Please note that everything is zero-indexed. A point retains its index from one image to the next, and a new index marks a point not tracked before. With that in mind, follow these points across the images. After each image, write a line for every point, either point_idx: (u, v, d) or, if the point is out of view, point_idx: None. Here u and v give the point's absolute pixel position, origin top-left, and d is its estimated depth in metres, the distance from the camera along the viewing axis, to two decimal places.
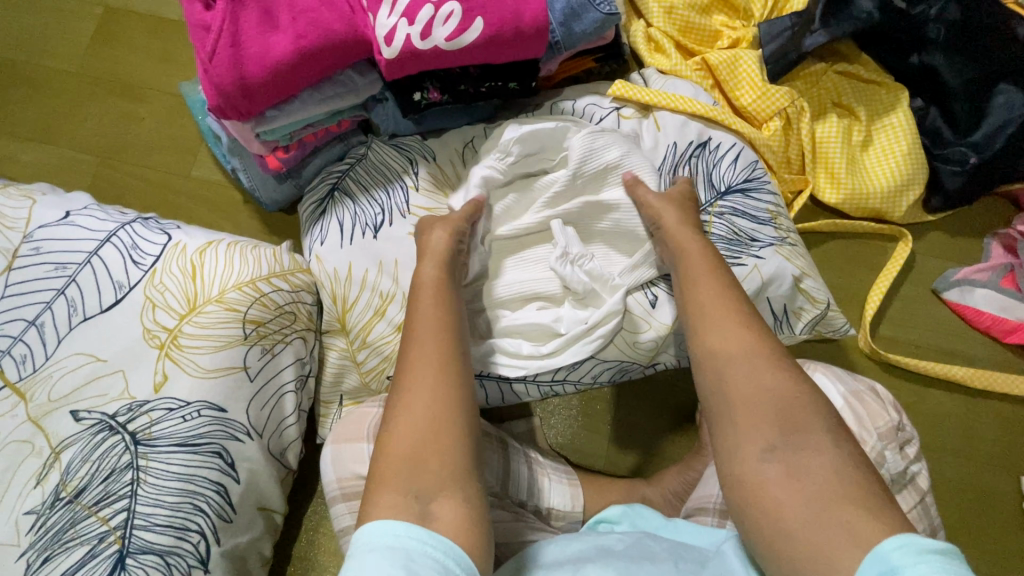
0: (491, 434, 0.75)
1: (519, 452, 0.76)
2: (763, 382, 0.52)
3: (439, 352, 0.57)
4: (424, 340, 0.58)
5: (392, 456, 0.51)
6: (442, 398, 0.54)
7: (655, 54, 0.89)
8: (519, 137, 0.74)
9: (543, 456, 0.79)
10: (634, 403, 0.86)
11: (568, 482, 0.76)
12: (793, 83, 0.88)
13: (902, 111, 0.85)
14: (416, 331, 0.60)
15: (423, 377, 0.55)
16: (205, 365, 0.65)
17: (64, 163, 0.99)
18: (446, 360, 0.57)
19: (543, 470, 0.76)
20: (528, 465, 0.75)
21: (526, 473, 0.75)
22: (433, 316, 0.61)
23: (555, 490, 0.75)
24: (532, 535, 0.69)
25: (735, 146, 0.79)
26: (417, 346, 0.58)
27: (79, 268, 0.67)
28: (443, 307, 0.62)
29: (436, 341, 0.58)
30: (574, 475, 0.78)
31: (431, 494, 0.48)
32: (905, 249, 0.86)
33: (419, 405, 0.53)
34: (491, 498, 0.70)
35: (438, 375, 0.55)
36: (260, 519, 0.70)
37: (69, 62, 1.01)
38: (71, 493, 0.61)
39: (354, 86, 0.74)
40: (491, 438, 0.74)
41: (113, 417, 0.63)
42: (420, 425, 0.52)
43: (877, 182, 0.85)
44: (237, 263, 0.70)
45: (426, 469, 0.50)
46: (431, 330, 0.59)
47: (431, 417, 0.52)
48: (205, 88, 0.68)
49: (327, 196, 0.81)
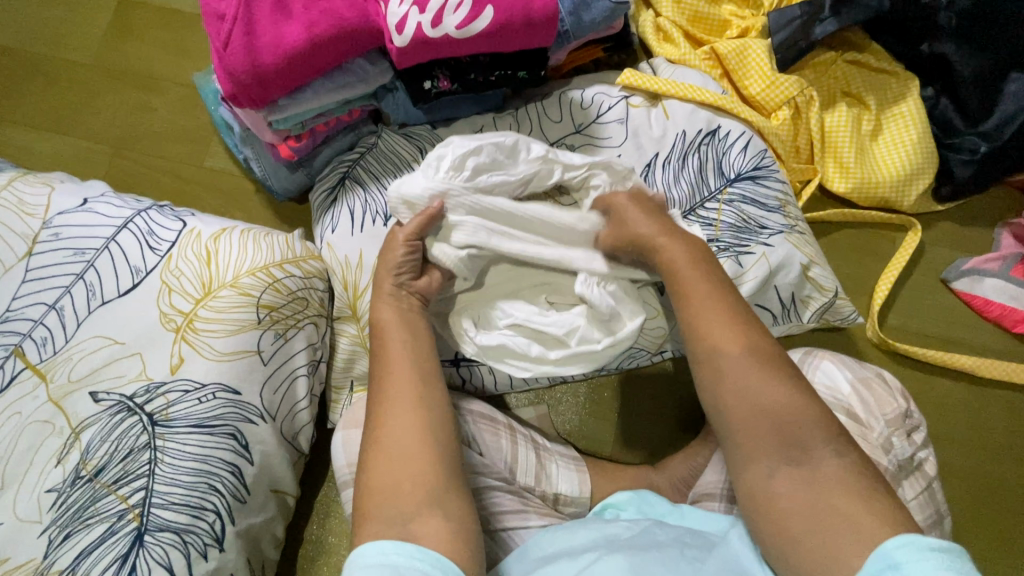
0: (499, 418, 0.76)
1: (527, 439, 0.77)
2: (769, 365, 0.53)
3: (410, 390, 0.59)
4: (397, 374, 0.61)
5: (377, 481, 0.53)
6: (416, 434, 0.56)
7: (664, 43, 0.89)
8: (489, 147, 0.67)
9: (551, 443, 0.80)
10: (640, 391, 0.87)
11: (576, 468, 0.77)
12: (802, 73, 0.88)
13: (912, 100, 0.85)
14: (384, 370, 0.61)
15: (394, 417, 0.57)
16: (220, 349, 0.67)
17: (79, 153, 1.00)
18: (418, 398, 0.59)
19: (551, 456, 0.77)
20: (535, 452, 0.76)
21: (534, 459, 0.75)
22: (399, 350, 0.62)
23: (563, 475, 0.76)
24: (539, 520, 0.70)
25: (744, 134, 0.80)
26: (386, 386, 0.60)
27: (97, 253, 0.69)
28: (410, 345, 0.63)
29: (405, 380, 0.60)
30: (581, 461, 0.79)
31: (409, 517, 0.51)
32: (914, 238, 0.85)
33: (393, 444, 0.55)
34: (499, 483, 0.71)
35: (411, 413, 0.57)
36: (273, 501, 0.72)
37: (84, 54, 1.03)
38: (90, 471, 0.63)
39: (365, 75, 0.75)
40: (500, 421, 0.76)
41: (131, 399, 0.65)
42: (395, 456, 0.55)
43: (886, 172, 0.84)
44: (250, 250, 0.72)
45: (402, 492, 0.53)
46: (404, 363, 0.61)
47: (405, 453, 0.55)
48: (220, 77, 0.69)
49: (338, 184, 0.82)
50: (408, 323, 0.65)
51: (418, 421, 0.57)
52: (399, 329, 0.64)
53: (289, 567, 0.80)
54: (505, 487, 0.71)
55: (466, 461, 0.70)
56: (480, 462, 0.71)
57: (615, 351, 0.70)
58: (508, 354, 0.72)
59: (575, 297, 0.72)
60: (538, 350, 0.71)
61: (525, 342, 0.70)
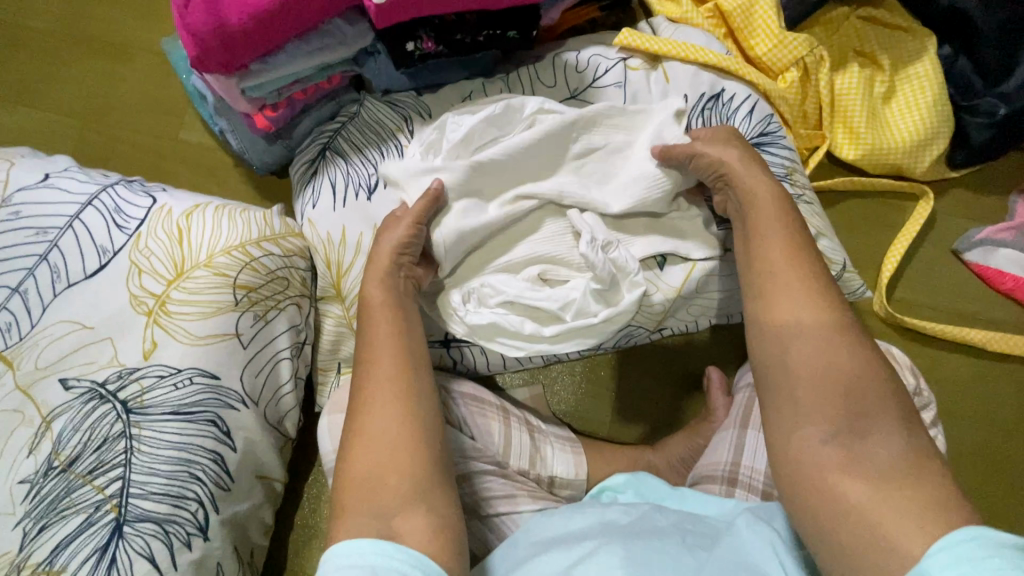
0: (491, 400, 0.73)
1: (521, 421, 0.74)
2: (792, 355, 0.50)
3: (390, 382, 0.56)
4: (384, 357, 0.58)
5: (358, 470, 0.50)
6: (397, 425, 0.53)
7: (665, 1, 0.83)
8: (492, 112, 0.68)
9: (547, 424, 0.77)
10: (639, 368, 0.84)
11: (572, 449, 0.75)
12: (812, 31, 0.83)
13: (929, 60, 0.79)
14: (366, 363, 0.58)
15: (378, 407, 0.54)
16: (195, 333, 0.63)
17: (47, 127, 0.95)
18: (402, 388, 0.56)
19: (547, 439, 0.75)
20: (529, 434, 0.73)
21: (529, 442, 0.73)
22: (386, 334, 0.60)
23: (558, 458, 0.74)
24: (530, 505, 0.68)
25: (750, 97, 0.75)
26: (368, 378, 0.57)
27: (61, 232, 0.65)
28: (396, 333, 0.60)
29: (387, 372, 0.57)
30: (578, 442, 0.76)
31: (392, 512, 0.48)
32: (927, 208, 0.81)
33: (374, 440, 0.52)
34: (491, 468, 0.69)
35: (394, 400, 0.55)
36: (260, 487, 0.69)
37: (46, 19, 0.96)
38: (64, 462, 0.60)
39: (343, 37, 0.70)
40: (491, 404, 0.73)
41: (102, 386, 0.61)
42: (382, 447, 0.52)
43: (899, 137, 0.80)
44: (225, 227, 0.67)
45: (385, 486, 0.50)
46: (391, 346, 0.59)
47: (391, 443, 0.52)
48: (183, 40, 0.63)
49: (318, 156, 0.77)
50: (397, 310, 0.62)
51: (402, 415, 0.54)
52: (386, 316, 0.61)
53: (280, 552, 0.79)
54: (496, 472, 0.69)
55: (456, 447, 0.67)
56: (471, 446, 0.69)
57: (614, 327, 0.67)
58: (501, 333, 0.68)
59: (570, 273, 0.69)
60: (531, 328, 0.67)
61: (518, 319, 0.67)
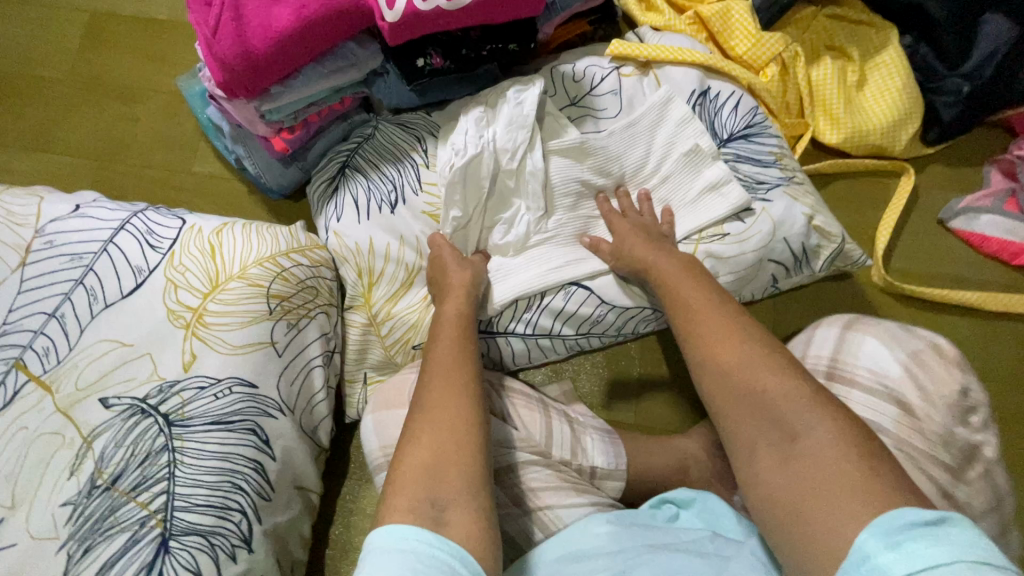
0: (532, 394, 0.75)
1: (560, 413, 0.75)
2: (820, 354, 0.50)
3: (448, 412, 0.54)
4: (449, 348, 0.62)
5: (409, 466, 0.50)
6: (444, 447, 0.51)
7: (648, 13, 0.91)
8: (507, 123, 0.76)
9: (584, 416, 0.77)
10: (665, 360, 0.87)
11: (611, 440, 0.75)
12: (785, 30, 0.90)
13: (893, 49, 0.87)
14: (432, 362, 0.61)
15: (431, 430, 0.53)
16: (233, 342, 0.64)
17: (62, 170, 0.98)
18: (461, 404, 0.55)
19: (586, 429, 0.74)
20: (570, 425, 0.73)
21: (569, 432, 0.73)
22: (452, 318, 0.66)
23: (600, 448, 0.73)
24: (580, 498, 0.67)
25: (733, 94, 0.82)
26: (434, 373, 0.59)
27: (95, 257, 0.66)
28: (464, 336, 0.64)
29: (450, 376, 0.58)
30: (617, 439, 0.76)
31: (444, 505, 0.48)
32: (909, 181, 0.87)
33: (438, 412, 0.54)
34: (535, 458, 0.69)
35: (450, 410, 0.54)
36: (298, 498, 0.70)
37: (58, 69, 1.00)
38: (107, 480, 0.60)
39: (356, 59, 0.75)
40: (532, 396, 0.74)
41: (144, 401, 0.62)
42: (431, 462, 0.50)
43: (875, 119, 0.86)
44: (255, 241, 0.70)
45: (444, 480, 0.49)
46: (457, 337, 0.64)
47: (450, 434, 0.52)
48: (210, 65, 0.67)
49: (337, 174, 0.80)
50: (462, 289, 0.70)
51: (449, 434, 0.52)
52: (457, 323, 0.66)
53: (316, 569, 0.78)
54: (539, 461, 0.69)
55: (499, 434, 0.69)
56: (515, 436, 0.70)
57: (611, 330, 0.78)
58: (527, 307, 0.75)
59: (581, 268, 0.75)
60: (560, 300, 0.75)
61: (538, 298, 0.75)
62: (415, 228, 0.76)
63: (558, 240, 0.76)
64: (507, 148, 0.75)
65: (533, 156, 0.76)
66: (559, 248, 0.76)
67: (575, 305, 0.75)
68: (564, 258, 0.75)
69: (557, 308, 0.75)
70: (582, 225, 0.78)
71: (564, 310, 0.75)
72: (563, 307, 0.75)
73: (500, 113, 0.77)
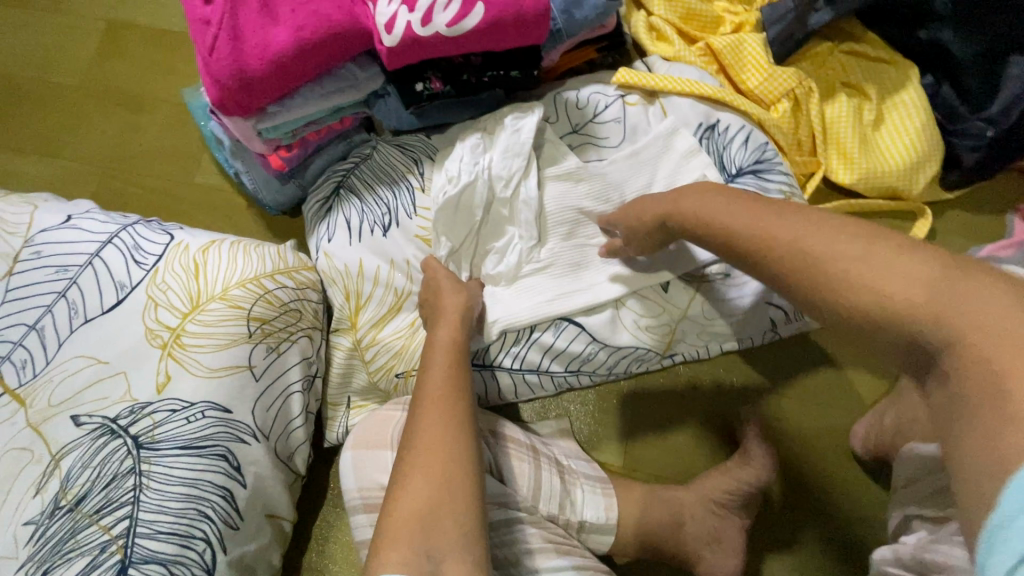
0: (522, 441, 0.71)
1: (550, 461, 0.72)
2: None
3: (438, 454, 0.52)
4: (444, 379, 0.59)
5: (404, 515, 0.49)
6: (434, 497, 0.50)
7: (658, 42, 0.88)
8: (503, 151, 0.74)
9: (576, 463, 0.75)
10: (658, 401, 0.83)
11: (603, 491, 0.72)
12: (800, 64, 0.87)
13: (913, 89, 0.83)
14: (426, 393, 0.58)
15: (423, 482, 0.50)
16: (208, 365, 0.63)
17: (68, 175, 0.99)
18: (450, 446, 0.53)
19: (576, 480, 0.72)
20: (560, 477, 0.70)
21: (559, 484, 0.70)
22: (445, 343, 0.64)
23: (589, 501, 0.71)
24: (564, 560, 0.62)
25: (743, 128, 0.80)
26: (428, 408, 0.56)
27: (81, 270, 0.66)
28: (456, 365, 0.62)
29: (439, 415, 0.55)
30: (607, 484, 0.74)
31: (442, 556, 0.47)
32: (925, 226, 0.83)
33: (433, 456, 0.52)
34: (524, 515, 0.65)
35: (439, 455, 0.52)
36: (269, 526, 0.68)
37: (72, 76, 1.02)
38: (71, 501, 0.58)
39: (356, 80, 0.74)
40: (522, 443, 0.71)
41: (114, 421, 0.60)
42: (425, 510, 0.49)
43: (891, 160, 0.83)
44: (240, 261, 0.68)
45: (439, 530, 0.48)
46: (451, 365, 0.61)
47: (444, 480, 0.51)
48: (206, 82, 0.67)
49: (332, 194, 0.79)
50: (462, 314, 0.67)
51: (439, 481, 0.50)
52: (450, 351, 0.63)
53: None
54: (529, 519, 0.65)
55: (490, 492, 0.65)
56: (504, 492, 0.66)
57: (603, 367, 0.75)
58: (516, 340, 0.73)
59: (576, 303, 0.71)
60: (550, 335, 0.72)
61: (526, 329, 0.72)
62: (407, 251, 0.74)
63: (555, 269, 0.73)
64: (502, 175, 0.74)
65: (527, 183, 0.74)
66: (554, 279, 0.73)
67: (565, 341, 0.72)
68: (558, 291, 0.72)
69: (546, 342, 0.73)
70: (581, 252, 0.74)
71: (553, 345, 0.73)
72: (552, 343, 0.73)
73: (498, 139, 0.75)
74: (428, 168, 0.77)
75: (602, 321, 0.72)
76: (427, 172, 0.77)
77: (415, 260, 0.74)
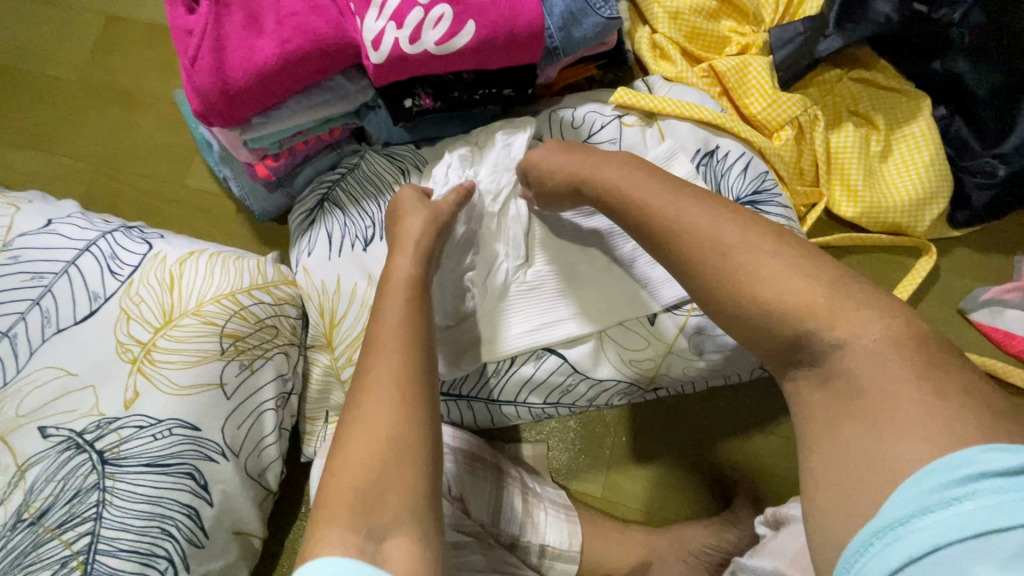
0: (486, 459, 0.70)
1: (516, 481, 0.70)
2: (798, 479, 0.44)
3: (385, 419, 0.47)
4: (393, 329, 0.53)
5: (340, 487, 0.44)
6: (385, 435, 0.46)
7: (661, 61, 0.85)
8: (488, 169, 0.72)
9: (544, 487, 0.73)
10: (644, 435, 0.81)
11: (567, 518, 0.71)
12: (806, 90, 0.84)
13: (924, 121, 0.80)
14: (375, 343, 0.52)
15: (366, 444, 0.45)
16: (178, 382, 0.62)
17: (61, 171, 0.98)
18: (396, 414, 0.47)
19: (541, 503, 0.70)
20: (523, 497, 0.69)
21: (521, 505, 0.69)
22: (403, 287, 0.57)
23: (553, 527, 0.69)
24: None
25: (743, 155, 0.76)
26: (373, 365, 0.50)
27: (56, 277, 0.65)
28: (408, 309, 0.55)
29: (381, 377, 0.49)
30: (574, 511, 0.72)
31: None
32: (928, 263, 0.80)
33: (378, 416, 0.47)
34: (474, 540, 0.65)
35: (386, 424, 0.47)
36: (236, 543, 0.67)
37: (68, 70, 1.01)
38: (33, 514, 0.58)
39: (345, 92, 0.72)
40: (486, 463, 0.69)
41: (80, 435, 0.60)
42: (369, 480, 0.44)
43: (897, 194, 0.79)
44: (217, 275, 0.68)
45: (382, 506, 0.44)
46: (402, 312, 0.55)
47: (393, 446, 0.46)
48: (189, 92, 0.66)
49: (316, 206, 0.78)
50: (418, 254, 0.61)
51: (384, 455, 0.45)
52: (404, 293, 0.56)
53: None
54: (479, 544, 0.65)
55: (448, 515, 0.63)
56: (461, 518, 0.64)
57: (585, 397, 0.73)
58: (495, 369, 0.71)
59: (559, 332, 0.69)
60: (531, 365, 0.71)
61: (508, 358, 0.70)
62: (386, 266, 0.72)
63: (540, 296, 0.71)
64: (490, 190, 0.71)
65: (516, 200, 0.72)
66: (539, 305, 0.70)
67: (545, 372, 0.71)
68: (542, 319, 0.70)
69: (526, 376, 0.71)
70: (567, 276, 0.71)
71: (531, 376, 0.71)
72: (531, 374, 0.71)
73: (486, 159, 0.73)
74: (415, 180, 0.75)
75: (585, 353, 0.70)
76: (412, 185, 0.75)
77: None
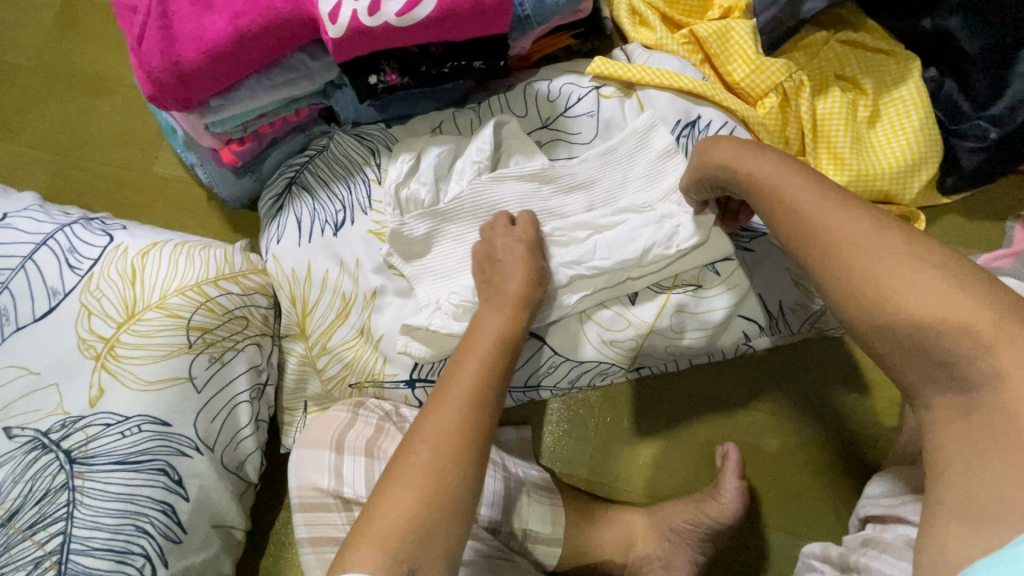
0: None
1: (496, 466, 0.69)
2: None
3: (424, 471, 0.46)
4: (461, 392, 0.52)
5: (372, 532, 0.44)
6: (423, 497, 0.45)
7: (640, 28, 0.81)
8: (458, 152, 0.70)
9: (527, 471, 0.72)
10: (630, 414, 0.80)
11: (550, 501, 0.70)
12: (791, 55, 0.81)
13: (913, 83, 0.77)
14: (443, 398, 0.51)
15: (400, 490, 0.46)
16: (145, 377, 0.61)
17: (24, 162, 0.95)
18: (466, 420, 0.50)
19: (523, 488, 0.70)
20: (504, 483, 0.68)
21: (503, 490, 0.68)
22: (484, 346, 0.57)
23: (537, 512, 0.69)
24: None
25: (726, 125, 0.73)
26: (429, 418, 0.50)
27: (12, 274, 0.62)
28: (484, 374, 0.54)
29: (464, 380, 0.53)
30: (558, 494, 0.72)
31: None
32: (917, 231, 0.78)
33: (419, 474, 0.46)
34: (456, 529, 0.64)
35: (457, 410, 0.50)
36: (217, 537, 0.67)
37: (24, 54, 0.97)
38: (2, 516, 0.57)
39: (307, 71, 0.69)
40: None
41: (46, 434, 0.59)
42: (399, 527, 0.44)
43: (885, 161, 0.77)
44: (181, 266, 0.65)
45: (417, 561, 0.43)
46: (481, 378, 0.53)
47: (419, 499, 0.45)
48: (138, 75, 0.62)
49: (285, 191, 0.75)
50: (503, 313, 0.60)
51: (434, 458, 0.47)
52: (483, 354, 0.56)
53: None
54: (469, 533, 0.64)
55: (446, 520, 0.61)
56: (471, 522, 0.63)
57: (564, 377, 0.73)
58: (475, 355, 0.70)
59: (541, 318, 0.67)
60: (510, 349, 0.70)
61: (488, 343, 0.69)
62: (359, 252, 0.69)
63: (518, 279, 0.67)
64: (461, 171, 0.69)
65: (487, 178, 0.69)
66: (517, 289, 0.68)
67: (526, 356, 0.70)
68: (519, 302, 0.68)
69: None
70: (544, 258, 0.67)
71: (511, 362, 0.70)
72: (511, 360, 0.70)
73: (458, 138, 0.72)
74: (386, 159, 0.72)
75: (567, 336, 0.69)
76: (381, 164, 0.72)
77: (366, 260, 0.69)
